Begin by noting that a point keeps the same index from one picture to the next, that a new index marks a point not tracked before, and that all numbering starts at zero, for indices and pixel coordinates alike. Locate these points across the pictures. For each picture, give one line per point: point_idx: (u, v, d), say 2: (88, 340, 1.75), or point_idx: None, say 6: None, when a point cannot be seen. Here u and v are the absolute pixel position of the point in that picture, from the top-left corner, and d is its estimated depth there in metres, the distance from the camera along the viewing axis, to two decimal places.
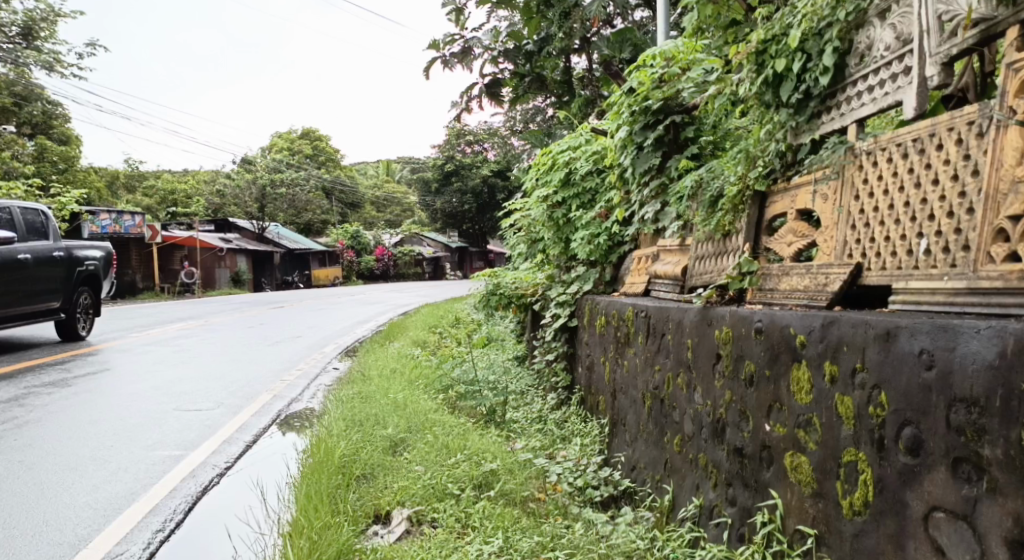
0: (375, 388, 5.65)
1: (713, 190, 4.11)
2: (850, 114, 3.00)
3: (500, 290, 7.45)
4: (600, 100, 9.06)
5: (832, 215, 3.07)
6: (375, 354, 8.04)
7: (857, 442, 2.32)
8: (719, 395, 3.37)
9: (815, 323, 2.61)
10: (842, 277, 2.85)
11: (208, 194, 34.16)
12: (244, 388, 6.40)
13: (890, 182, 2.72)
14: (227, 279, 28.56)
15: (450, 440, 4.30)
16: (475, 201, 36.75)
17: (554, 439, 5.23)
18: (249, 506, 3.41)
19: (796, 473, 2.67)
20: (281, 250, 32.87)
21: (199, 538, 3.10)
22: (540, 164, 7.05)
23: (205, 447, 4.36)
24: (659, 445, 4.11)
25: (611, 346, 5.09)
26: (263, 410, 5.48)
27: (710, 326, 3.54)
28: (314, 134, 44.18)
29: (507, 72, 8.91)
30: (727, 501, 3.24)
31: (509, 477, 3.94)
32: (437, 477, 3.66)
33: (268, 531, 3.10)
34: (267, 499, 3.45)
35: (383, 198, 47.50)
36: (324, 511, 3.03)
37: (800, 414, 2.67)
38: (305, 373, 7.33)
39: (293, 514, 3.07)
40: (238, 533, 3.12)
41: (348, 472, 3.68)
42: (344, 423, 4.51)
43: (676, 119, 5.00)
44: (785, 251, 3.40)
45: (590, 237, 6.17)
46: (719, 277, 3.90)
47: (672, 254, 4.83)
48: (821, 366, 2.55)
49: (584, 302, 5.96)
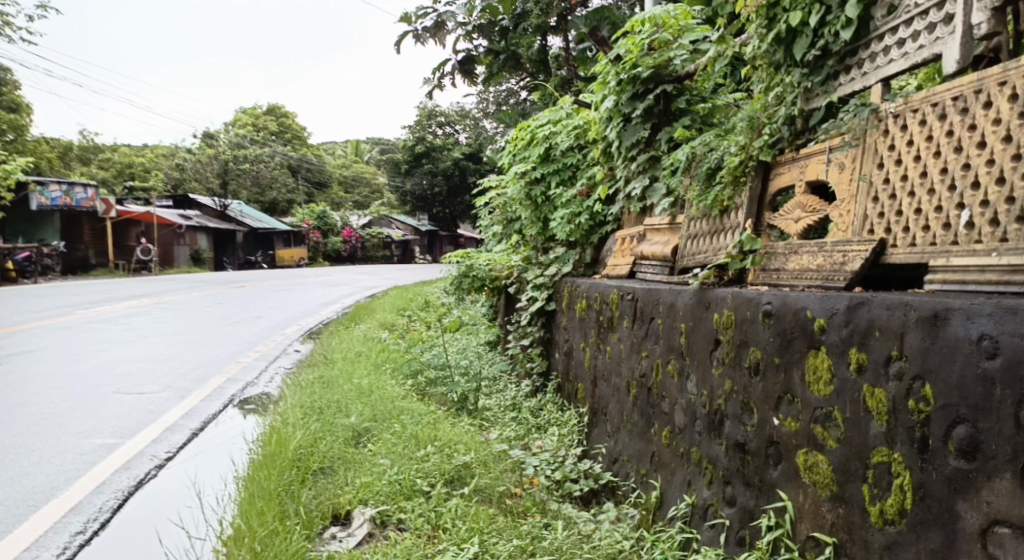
0: (337, 372, 5.27)
1: (710, 163, 3.75)
2: (875, 73, 2.73)
3: (472, 273, 7.02)
4: (577, 81, 8.70)
5: (850, 187, 2.76)
6: (339, 336, 7.64)
7: (889, 441, 2.02)
8: (717, 384, 3.07)
9: (838, 305, 2.31)
10: (863, 256, 2.55)
11: (168, 169, 33.27)
12: (196, 370, 5.97)
13: (923, 148, 2.44)
14: (187, 257, 27.68)
15: (419, 430, 3.95)
16: (445, 183, 35.93)
17: (529, 428, 4.93)
18: (185, 505, 3.02)
19: (810, 473, 2.37)
20: (244, 229, 32.03)
21: (125, 542, 2.71)
22: (517, 140, 6.70)
23: (145, 435, 3.95)
24: (645, 437, 3.81)
25: (593, 331, 4.77)
26: (215, 394, 5.06)
27: (707, 309, 3.22)
28: (280, 111, 43.17)
29: (481, 48, 8.33)
30: (725, 501, 2.94)
31: (483, 471, 3.63)
32: (404, 472, 3.29)
33: (206, 535, 2.72)
34: (207, 498, 3.06)
35: (351, 179, 46.67)
36: (272, 516, 2.66)
37: (816, 407, 2.36)
38: (262, 355, 6.90)
39: (236, 518, 2.68)
40: (171, 538, 2.73)
41: (303, 467, 3.31)
42: (302, 411, 4.12)
43: (667, 89, 4.67)
44: (792, 228, 3.10)
45: (571, 216, 5.81)
46: (716, 257, 3.58)
47: (661, 233, 4.51)
48: (845, 354, 2.25)
49: (563, 284, 5.62)
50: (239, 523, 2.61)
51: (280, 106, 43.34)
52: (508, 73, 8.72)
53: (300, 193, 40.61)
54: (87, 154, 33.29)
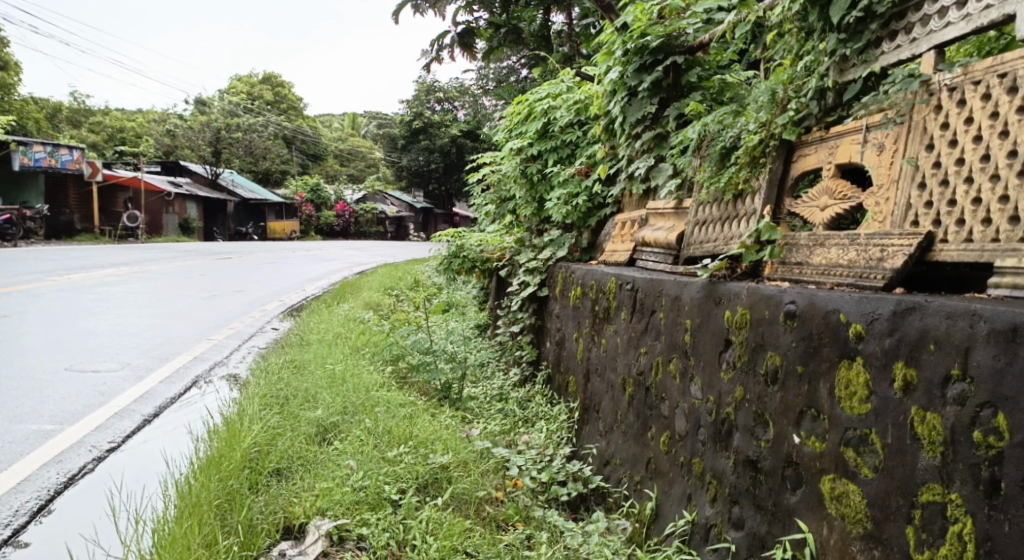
0: (311, 356, 4.92)
1: (725, 141, 3.38)
2: (928, 39, 2.37)
3: (463, 253, 6.66)
4: (579, 57, 8.30)
5: (890, 171, 2.42)
6: (320, 315, 7.27)
7: (944, 477, 1.71)
8: (726, 390, 2.72)
9: (881, 310, 1.95)
10: (906, 252, 2.21)
11: (159, 134, 32.69)
12: (162, 346, 5.61)
13: (985, 126, 2.10)
14: (175, 225, 27.18)
15: (394, 425, 3.60)
16: (441, 159, 35.33)
17: (516, 422, 4.61)
18: (102, 512, 2.72)
19: (837, 504, 2.04)
20: (234, 199, 31.54)
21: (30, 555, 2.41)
22: (514, 115, 6.30)
23: (90, 419, 3.64)
24: (640, 441, 3.47)
25: (587, 321, 4.41)
26: (177, 375, 4.70)
27: (717, 305, 2.87)
28: (276, 80, 42.44)
29: (481, 21, 7.89)
30: (730, 523, 2.61)
31: (462, 473, 3.31)
32: (370, 477, 2.96)
33: (122, 552, 2.41)
34: (128, 502, 2.77)
35: (347, 153, 46.01)
36: (199, 540, 2.33)
37: (848, 428, 2.03)
38: (236, 332, 6.55)
39: (159, 534, 2.36)
40: (85, 551, 2.43)
41: (255, 469, 2.99)
42: (263, 402, 3.77)
43: (678, 60, 4.33)
44: (818, 216, 2.75)
45: (568, 197, 5.45)
46: (726, 246, 3.24)
47: (666, 218, 4.13)
48: (886, 368, 1.90)
49: (557, 270, 5.26)
50: (159, 545, 2.30)
51: (277, 75, 42.50)
52: (508, 48, 8.28)
53: (294, 165, 39.95)
54: (76, 117, 32.72)
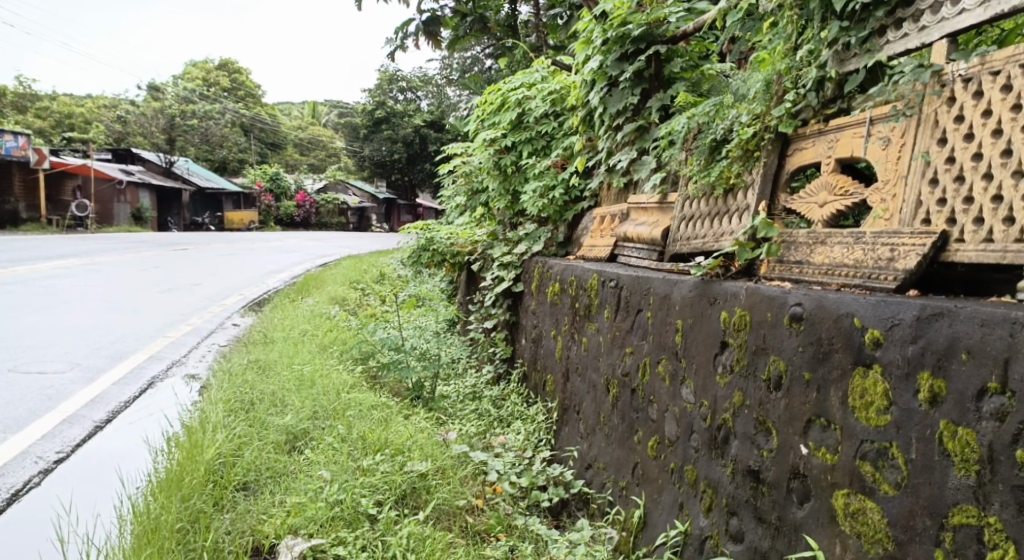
0: (275, 356, 4.68)
1: (716, 134, 3.25)
2: (939, 26, 2.25)
3: (432, 246, 6.45)
4: (548, 47, 8.14)
5: (898, 166, 2.30)
6: (283, 310, 7.01)
7: (980, 499, 1.64)
8: (722, 395, 2.59)
9: (903, 315, 1.84)
10: (920, 252, 2.10)
11: (110, 121, 31.64)
12: (115, 345, 5.30)
13: (1005, 119, 2.00)
14: (128, 214, 26.37)
15: (368, 431, 3.42)
16: (405, 150, 34.83)
17: (492, 422, 4.45)
18: (47, 538, 2.49)
19: (851, 522, 1.93)
20: (190, 188, 30.75)
21: None
22: (486, 105, 6.11)
23: (35, 427, 3.38)
24: (626, 445, 3.33)
25: (566, 319, 4.27)
26: (131, 375, 4.43)
27: (711, 305, 2.73)
28: (232, 66, 41.38)
29: (447, 9, 7.67)
30: (728, 535, 2.48)
31: (441, 482, 3.15)
32: (345, 490, 2.78)
33: None
34: (77, 527, 2.54)
35: (308, 142, 45.16)
36: None
37: (864, 440, 1.91)
38: (195, 329, 6.26)
39: None
40: None
41: (219, 483, 2.79)
42: (227, 407, 3.54)
43: (660, 49, 4.21)
44: (817, 213, 2.63)
45: (544, 190, 5.30)
46: (716, 243, 3.10)
47: (648, 213, 3.98)
48: (910, 378, 1.81)
49: (533, 265, 5.11)
50: None
51: (233, 61, 41.41)
52: (474, 37, 8.05)
53: (252, 153, 39.03)
54: (22, 101, 31.37)
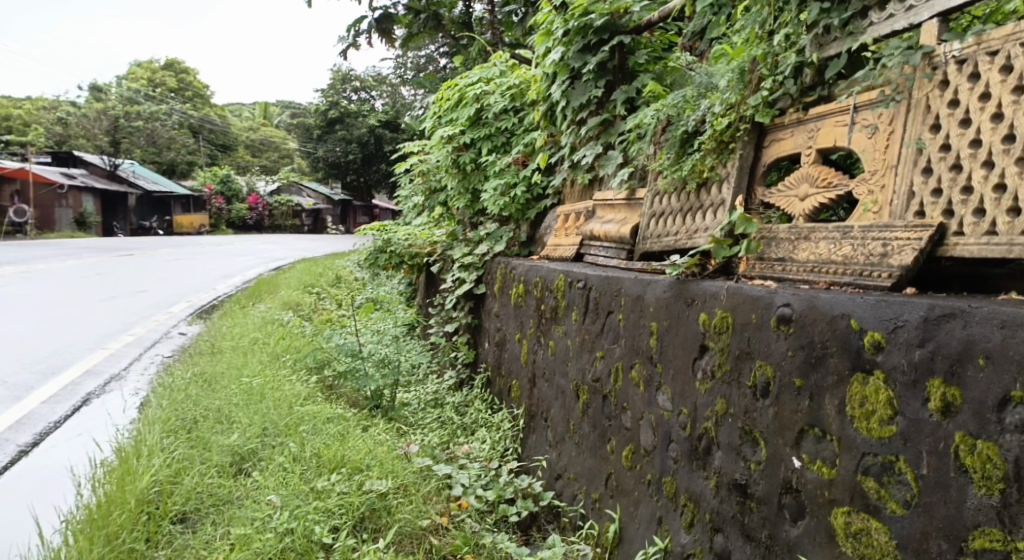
0: (222, 368, 4.37)
1: (686, 125, 3.09)
2: (928, 5, 2.12)
3: (390, 248, 6.19)
4: (503, 44, 7.93)
5: (887, 155, 2.17)
6: (232, 318, 6.66)
7: (1006, 521, 1.50)
8: (702, 402, 2.42)
9: (907, 316, 1.71)
10: (916, 247, 1.96)
11: (50, 123, 30.49)
12: (46, 360, 4.91)
13: (1006, 102, 1.86)
14: (70, 220, 25.37)
15: (323, 448, 3.17)
16: (360, 151, 34.21)
17: (455, 431, 4.22)
18: None
19: (853, 543, 1.78)
20: (137, 191, 29.78)
21: None
22: (442, 101, 5.86)
23: None
24: (597, 454, 3.15)
25: (531, 322, 4.06)
26: (64, 392, 4.10)
27: (688, 306, 2.56)
28: (177, 66, 40.14)
29: (400, 5, 7.40)
30: (712, 553, 2.30)
31: (404, 501, 2.92)
32: (297, 518, 2.56)
33: None
34: None
35: (259, 142, 44.13)
36: None
37: (867, 453, 1.77)
38: (138, 339, 5.89)
39: None
40: None
41: (154, 516, 2.55)
42: (166, 428, 3.25)
43: (624, 40, 4.05)
44: (798, 207, 2.48)
45: (504, 188, 5.10)
46: (689, 240, 2.93)
47: (615, 210, 3.80)
48: (918, 385, 1.67)
49: (495, 266, 4.90)
50: None
51: (179, 62, 40.29)
52: (428, 34, 7.78)
53: (201, 155, 37.97)
54: None
